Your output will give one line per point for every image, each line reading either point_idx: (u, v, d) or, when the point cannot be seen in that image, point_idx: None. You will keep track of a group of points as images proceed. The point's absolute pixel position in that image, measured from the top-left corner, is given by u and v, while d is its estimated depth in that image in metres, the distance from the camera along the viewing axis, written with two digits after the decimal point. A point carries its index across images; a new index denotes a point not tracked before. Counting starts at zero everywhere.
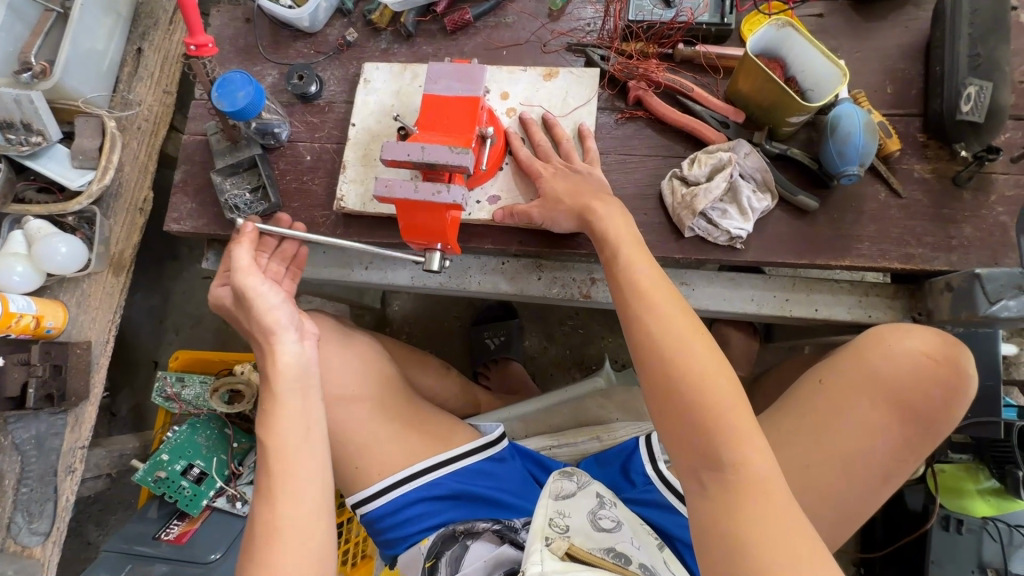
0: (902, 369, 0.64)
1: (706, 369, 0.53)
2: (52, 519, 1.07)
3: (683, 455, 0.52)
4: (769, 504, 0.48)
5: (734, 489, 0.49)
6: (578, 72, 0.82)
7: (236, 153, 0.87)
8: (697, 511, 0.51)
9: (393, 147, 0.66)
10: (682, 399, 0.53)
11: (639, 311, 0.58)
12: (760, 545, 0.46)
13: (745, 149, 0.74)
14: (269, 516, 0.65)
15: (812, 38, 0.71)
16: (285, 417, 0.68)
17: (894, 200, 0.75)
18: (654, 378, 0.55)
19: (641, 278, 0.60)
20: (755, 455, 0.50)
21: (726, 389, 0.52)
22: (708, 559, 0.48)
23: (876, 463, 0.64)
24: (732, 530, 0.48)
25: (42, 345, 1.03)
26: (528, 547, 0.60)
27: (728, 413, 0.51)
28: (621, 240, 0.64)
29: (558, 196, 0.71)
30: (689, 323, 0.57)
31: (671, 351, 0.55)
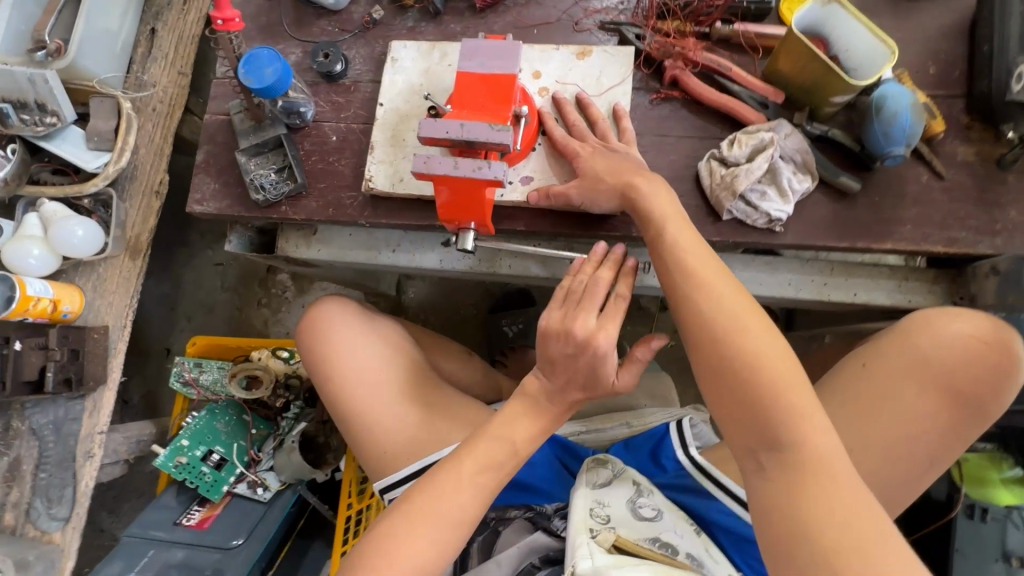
0: (951, 352, 0.63)
1: (762, 348, 0.52)
2: (71, 504, 1.06)
3: (738, 434, 0.52)
4: (834, 484, 0.47)
5: (796, 469, 0.48)
6: (612, 51, 0.80)
7: (261, 133, 0.86)
8: (756, 492, 0.50)
9: (430, 124, 0.65)
10: (738, 378, 0.52)
11: (689, 291, 0.57)
12: (826, 526, 0.45)
13: (785, 130, 0.73)
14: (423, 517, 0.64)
15: (859, 14, 0.69)
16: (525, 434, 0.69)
17: (937, 182, 0.74)
18: (707, 358, 0.54)
19: (690, 257, 0.59)
20: (817, 434, 0.49)
21: (783, 368, 0.51)
22: (771, 540, 0.47)
23: (924, 448, 0.63)
24: (796, 509, 0.46)
25: (60, 329, 1.02)
26: (575, 540, 0.61)
27: (786, 392, 0.50)
28: (667, 219, 0.63)
29: (597, 175, 0.70)
30: (742, 301, 0.55)
31: (724, 330, 0.53)
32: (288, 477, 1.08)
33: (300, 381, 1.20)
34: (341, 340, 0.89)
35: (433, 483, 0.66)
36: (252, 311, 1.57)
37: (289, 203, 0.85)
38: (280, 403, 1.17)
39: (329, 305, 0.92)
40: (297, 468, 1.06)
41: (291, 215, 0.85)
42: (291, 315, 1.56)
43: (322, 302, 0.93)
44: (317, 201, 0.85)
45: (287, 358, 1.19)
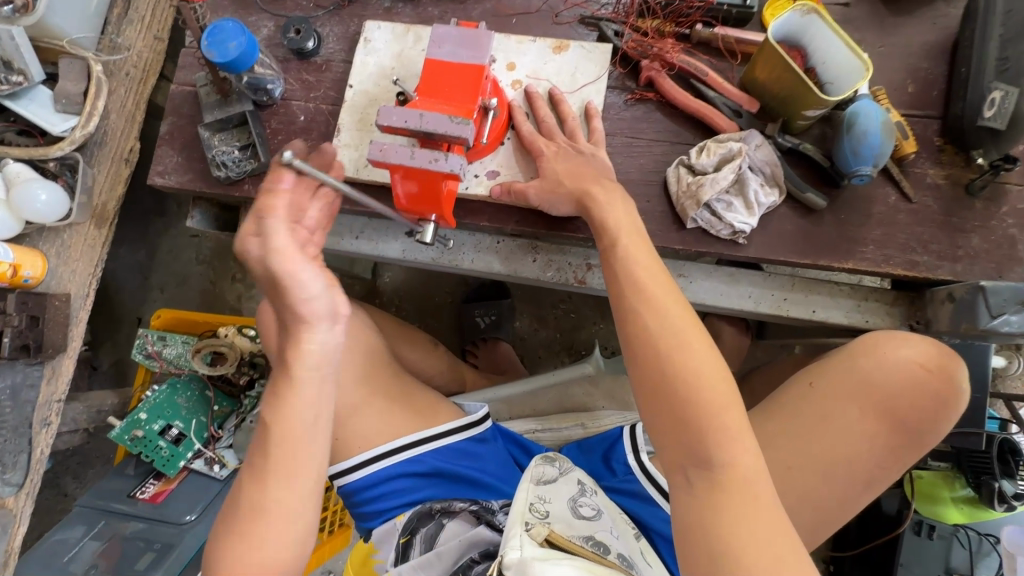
0: (893, 379, 0.62)
1: (700, 367, 0.51)
2: (25, 470, 1.05)
3: (669, 449, 0.50)
4: (756, 502, 0.47)
5: (721, 487, 0.47)
6: (589, 47, 0.79)
7: (226, 108, 0.83)
8: (680, 506, 0.49)
9: (390, 111, 0.63)
10: (676, 393, 0.50)
11: (631, 301, 0.55)
12: (741, 546, 0.45)
13: (756, 141, 0.72)
14: (257, 496, 0.61)
15: (837, 26, 0.67)
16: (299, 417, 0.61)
17: (904, 204, 0.73)
18: (648, 373, 0.52)
19: (637, 267, 0.57)
20: (744, 455, 0.48)
21: (718, 389, 0.50)
22: (687, 557, 0.47)
23: (858, 471, 0.64)
24: (716, 527, 0.46)
25: (19, 295, 1.00)
26: (509, 531, 0.61)
27: (718, 412, 0.49)
28: (622, 228, 0.61)
29: (558, 177, 0.68)
30: (688, 316, 0.54)
31: (665, 345, 0.52)
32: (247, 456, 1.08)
33: (265, 359, 1.20)
34: None
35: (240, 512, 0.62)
36: (225, 286, 1.55)
37: (252, 181, 0.83)
38: (244, 380, 1.17)
39: None
40: None
41: (253, 194, 0.83)
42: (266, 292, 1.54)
43: None
44: None
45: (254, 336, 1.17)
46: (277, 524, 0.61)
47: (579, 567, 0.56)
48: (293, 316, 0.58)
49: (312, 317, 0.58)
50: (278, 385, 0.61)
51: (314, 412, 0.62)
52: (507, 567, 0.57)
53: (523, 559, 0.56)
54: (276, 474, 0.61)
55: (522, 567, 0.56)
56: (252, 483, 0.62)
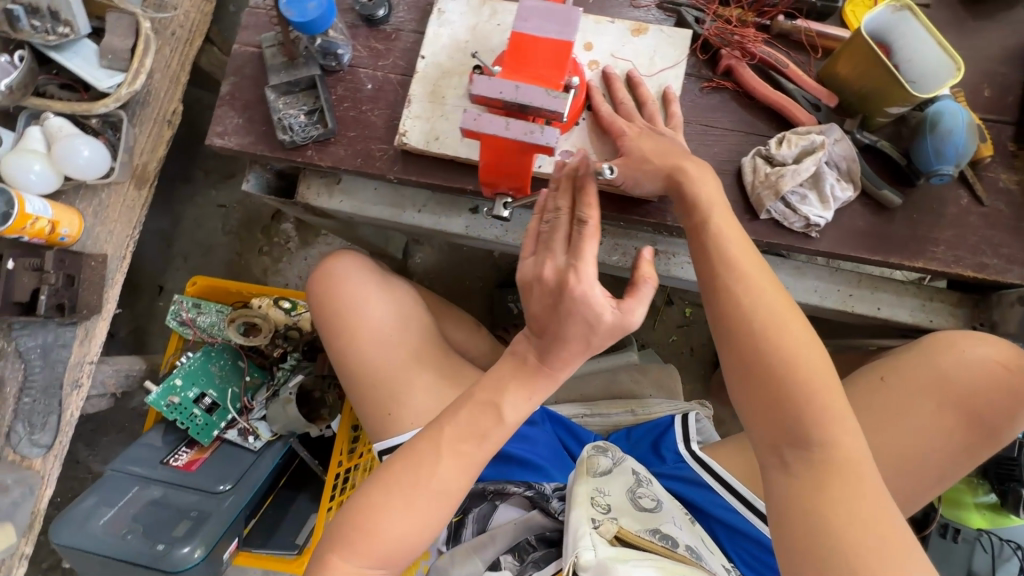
0: (966, 377, 0.63)
1: (799, 347, 0.51)
2: (55, 432, 1.03)
3: (764, 428, 0.51)
4: (859, 482, 0.47)
5: (822, 467, 0.48)
6: (669, 32, 0.78)
7: (294, 72, 0.82)
8: (776, 486, 0.49)
9: (484, 82, 0.62)
10: (775, 372, 0.50)
11: (725, 281, 0.55)
12: (844, 525, 0.45)
13: (836, 135, 0.72)
14: (423, 469, 0.58)
15: (931, 25, 0.67)
16: (474, 442, 0.58)
17: (976, 207, 0.73)
18: (744, 353, 0.52)
19: (730, 247, 0.57)
20: (845, 435, 0.48)
21: (819, 369, 0.50)
22: (782, 534, 0.48)
23: (927, 465, 0.64)
24: (817, 507, 0.46)
25: (57, 252, 0.97)
26: (577, 529, 0.61)
27: (819, 394, 0.49)
28: (712, 209, 0.61)
29: (644, 157, 0.67)
30: (782, 297, 0.54)
31: (762, 323, 0.52)
32: (280, 429, 1.06)
33: (299, 332, 1.19)
34: (356, 302, 0.87)
35: (357, 502, 0.60)
36: (252, 258, 1.52)
37: (316, 148, 0.82)
38: (277, 352, 1.16)
39: (344, 263, 0.90)
40: (291, 422, 1.04)
41: (316, 160, 0.82)
42: (293, 267, 1.52)
43: (334, 260, 0.91)
44: (345, 149, 0.82)
45: (288, 309, 1.17)
46: (408, 494, 0.58)
47: (656, 566, 0.57)
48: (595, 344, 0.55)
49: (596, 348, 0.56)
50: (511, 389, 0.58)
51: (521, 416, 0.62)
52: (584, 568, 0.57)
53: (601, 561, 0.56)
54: (449, 455, 0.58)
55: (599, 568, 0.56)
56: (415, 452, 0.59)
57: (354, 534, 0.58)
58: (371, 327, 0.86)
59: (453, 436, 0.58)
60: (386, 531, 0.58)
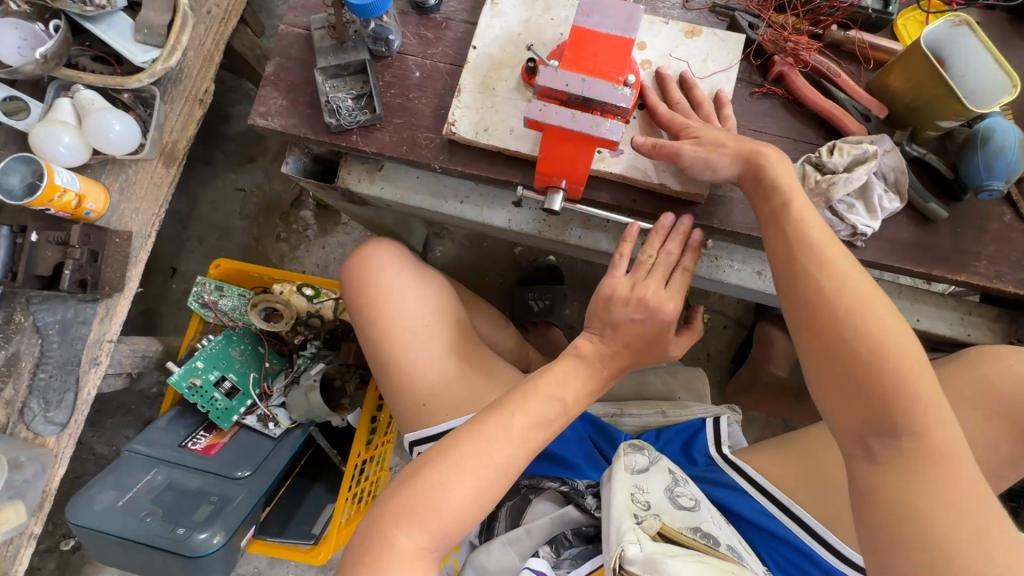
0: (1016, 386, 0.64)
1: (892, 335, 0.51)
2: (71, 410, 1.00)
3: (851, 415, 0.51)
4: (954, 470, 0.47)
5: (913, 456, 0.48)
6: (722, 36, 0.78)
7: (343, 55, 0.81)
8: (864, 474, 0.50)
9: (550, 73, 0.62)
10: (861, 359, 0.50)
11: (809, 267, 0.55)
12: (937, 511, 0.45)
13: (887, 146, 0.73)
14: (484, 443, 0.59)
15: (988, 40, 0.68)
16: (539, 428, 0.62)
17: (1019, 224, 0.74)
18: (831, 340, 0.52)
19: (813, 233, 0.57)
20: (938, 424, 0.48)
21: (910, 356, 0.50)
22: (870, 519, 0.48)
23: (980, 468, 0.65)
24: (910, 497, 0.46)
25: (83, 227, 0.95)
26: (621, 524, 0.61)
27: (911, 382, 0.49)
28: (792, 193, 0.60)
29: (718, 139, 0.66)
30: (867, 284, 0.53)
31: (848, 310, 0.52)
32: (299, 416, 1.04)
33: (320, 321, 1.18)
34: (396, 289, 0.86)
35: (421, 478, 0.59)
36: (269, 244, 1.50)
37: (361, 132, 0.81)
38: (298, 340, 1.16)
39: (379, 251, 0.89)
40: (312, 410, 1.02)
41: (362, 146, 0.81)
42: (310, 254, 1.50)
43: (370, 247, 0.90)
44: (391, 136, 0.81)
45: (311, 297, 1.15)
46: (472, 465, 0.59)
47: (698, 560, 0.56)
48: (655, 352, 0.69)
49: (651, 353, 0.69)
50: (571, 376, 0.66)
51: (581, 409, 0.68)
52: (629, 561, 0.57)
53: (648, 555, 0.56)
54: (513, 430, 0.61)
55: (647, 562, 0.55)
56: (477, 427, 0.61)
57: (413, 508, 0.57)
58: (407, 316, 0.85)
59: (524, 424, 0.61)
60: (451, 508, 0.58)
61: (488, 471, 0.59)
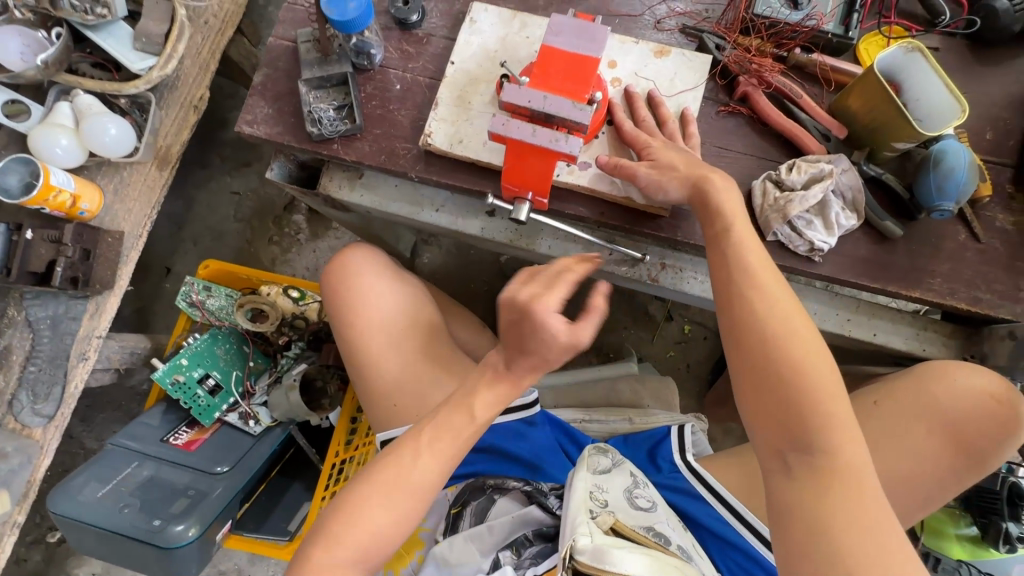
0: (957, 403, 0.66)
1: (813, 364, 0.53)
2: (58, 403, 1.03)
3: (769, 434, 0.53)
4: (859, 490, 0.49)
5: (823, 473, 0.50)
6: (689, 56, 0.81)
7: (327, 67, 0.85)
8: (779, 490, 0.51)
9: (514, 90, 0.65)
10: (783, 380, 0.53)
11: (743, 289, 0.57)
12: (843, 528, 0.47)
13: (844, 165, 0.75)
14: (400, 466, 0.64)
15: (939, 66, 0.71)
16: (445, 443, 0.64)
17: (972, 243, 0.77)
18: (755, 358, 0.54)
19: (750, 258, 0.59)
20: (848, 445, 0.50)
21: (825, 377, 0.52)
22: (784, 532, 0.50)
23: (919, 485, 0.67)
24: (819, 513, 0.48)
25: (76, 227, 0.99)
26: (575, 518, 0.62)
27: (825, 402, 0.51)
28: (735, 220, 0.63)
29: (670, 163, 0.69)
30: (794, 308, 0.56)
31: (773, 330, 0.54)
32: (280, 415, 1.08)
33: (305, 323, 1.20)
34: (371, 293, 0.89)
35: (348, 501, 0.64)
36: (261, 247, 1.54)
37: (342, 141, 0.84)
38: (283, 340, 1.18)
39: (358, 255, 0.93)
40: (292, 409, 1.05)
41: (342, 154, 0.84)
42: (301, 257, 1.54)
43: (350, 251, 0.94)
44: (370, 145, 0.84)
45: (296, 299, 1.18)
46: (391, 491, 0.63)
47: (647, 554, 0.58)
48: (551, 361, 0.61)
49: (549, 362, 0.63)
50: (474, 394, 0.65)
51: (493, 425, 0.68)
52: (579, 552, 0.58)
53: (597, 545, 0.57)
54: (426, 448, 0.64)
55: (596, 552, 0.57)
56: (394, 450, 0.65)
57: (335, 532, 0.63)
58: (379, 321, 0.88)
59: (429, 441, 0.64)
60: (371, 529, 0.63)
61: (405, 490, 0.64)
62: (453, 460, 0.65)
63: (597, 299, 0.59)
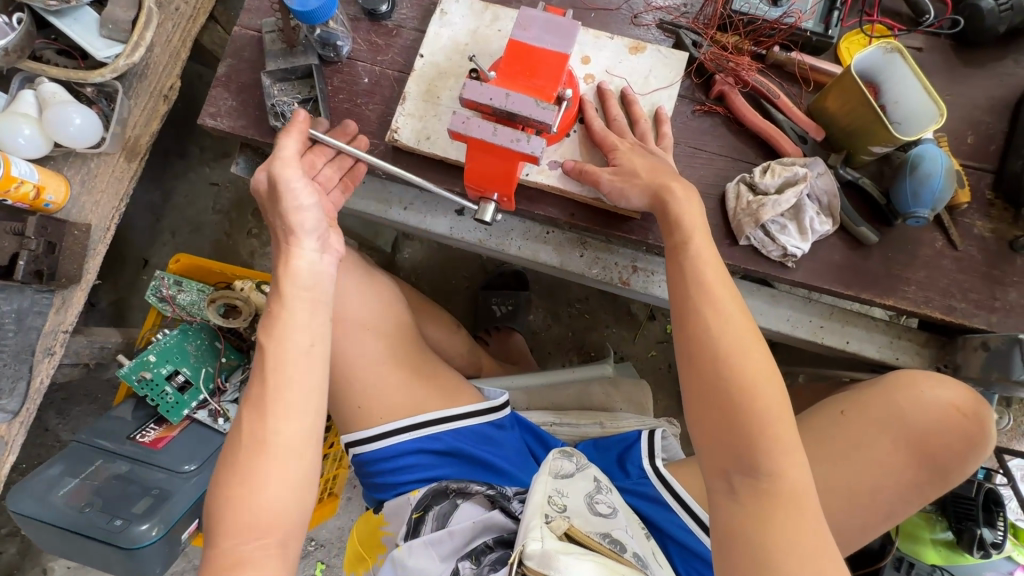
0: (921, 418, 0.65)
1: (763, 391, 0.51)
2: (23, 398, 1.02)
3: (713, 455, 0.52)
4: (801, 514, 0.48)
5: (768, 497, 0.49)
6: (665, 52, 0.78)
7: (292, 58, 0.82)
8: (723, 512, 0.50)
9: (475, 86, 0.63)
10: (732, 404, 0.51)
11: (697, 303, 0.56)
12: (783, 552, 0.46)
13: (820, 168, 0.73)
14: (258, 429, 0.62)
15: (917, 68, 0.68)
16: (283, 390, 0.63)
17: (949, 251, 0.75)
18: (704, 379, 0.53)
19: (707, 273, 0.58)
20: (793, 468, 0.49)
21: (774, 400, 0.51)
22: (725, 559, 0.49)
23: (881, 499, 0.66)
24: (762, 539, 0.47)
25: (40, 219, 0.97)
26: (530, 521, 0.60)
27: (771, 425, 0.50)
28: (693, 233, 0.61)
29: (633, 169, 0.67)
30: (747, 325, 0.54)
31: (725, 349, 0.53)
32: None
33: None
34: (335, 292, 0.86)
35: (221, 492, 0.61)
36: (239, 239, 1.52)
37: None
38: (256, 337, 1.15)
39: None
40: None
41: None
42: None
43: None
44: None
45: (271, 294, 1.15)
46: (262, 461, 0.61)
47: (597, 561, 0.55)
48: (284, 227, 0.66)
49: (297, 226, 0.66)
50: (273, 314, 0.65)
51: (309, 339, 0.65)
52: (528, 557, 0.55)
53: (545, 550, 0.55)
54: (277, 406, 0.63)
55: (543, 558, 0.55)
56: (251, 423, 0.63)
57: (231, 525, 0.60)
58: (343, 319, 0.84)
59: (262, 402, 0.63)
60: (256, 505, 0.60)
61: (281, 448, 0.62)
62: (304, 403, 0.64)
63: (286, 142, 0.66)
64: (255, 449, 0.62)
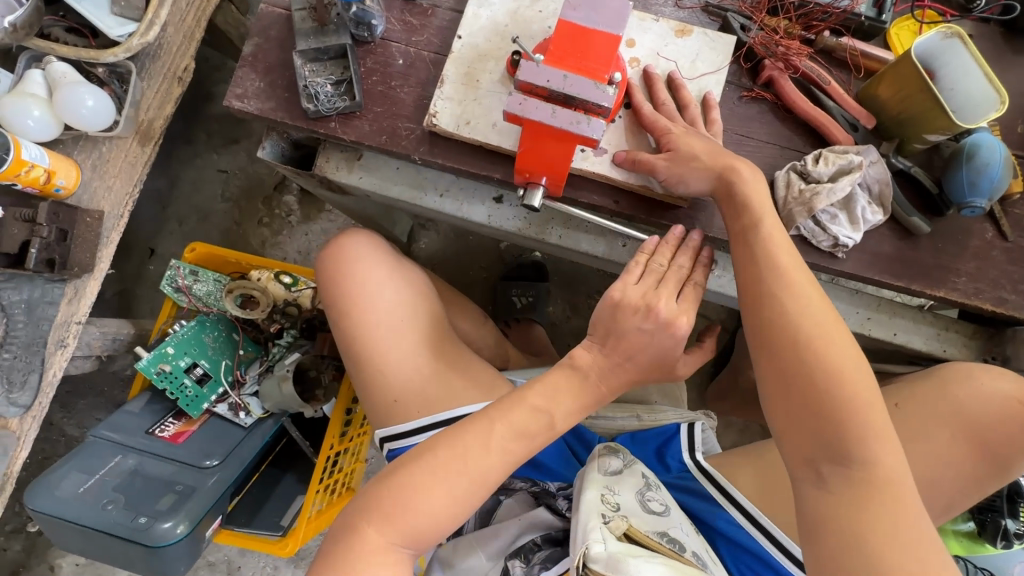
0: (981, 409, 0.65)
1: (852, 378, 0.52)
2: (34, 392, 0.97)
3: (799, 443, 0.52)
4: (898, 502, 0.48)
5: (864, 484, 0.49)
6: (712, 36, 0.76)
7: (324, 38, 0.78)
8: (812, 500, 0.51)
9: (531, 68, 0.60)
10: (817, 392, 0.52)
11: (776, 292, 0.56)
12: (886, 539, 0.47)
13: (873, 156, 0.71)
14: (471, 456, 0.61)
15: (977, 53, 0.67)
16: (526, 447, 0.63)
17: (1000, 242, 0.74)
18: (788, 367, 0.53)
19: (782, 260, 0.57)
20: (887, 455, 0.50)
21: (864, 386, 0.52)
22: (819, 546, 0.49)
23: (941, 492, 0.65)
24: (857, 529, 0.48)
25: (52, 205, 0.92)
26: (587, 521, 0.59)
27: (861, 411, 0.51)
28: (763, 215, 0.61)
29: (693, 152, 0.65)
30: (828, 314, 0.55)
31: (808, 337, 0.53)
32: (271, 406, 1.03)
33: (297, 310, 1.15)
34: (368, 283, 0.85)
35: (398, 476, 0.61)
36: (250, 229, 1.48)
37: (340, 120, 0.78)
38: (274, 328, 1.13)
39: (357, 242, 0.88)
40: (285, 400, 1.00)
41: (339, 133, 0.78)
42: (293, 240, 1.48)
43: (348, 238, 0.88)
44: (371, 125, 0.78)
45: (288, 285, 1.12)
46: (466, 483, 0.61)
47: (666, 563, 0.55)
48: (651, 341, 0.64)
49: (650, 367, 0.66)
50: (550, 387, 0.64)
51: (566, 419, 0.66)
52: (592, 561, 0.55)
53: (611, 554, 0.54)
54: (504, 445, 0.62)
55: (610, 562, 0.54)
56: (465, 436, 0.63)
57: (384, 507, 0.60)
58: (377, 311, 0.83)
59: (505, 434, 0.62)
60: (430, 507, 0.59)
61: (476, 479, 0.61)
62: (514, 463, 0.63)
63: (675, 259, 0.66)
64: (457, 466, 0.61)
